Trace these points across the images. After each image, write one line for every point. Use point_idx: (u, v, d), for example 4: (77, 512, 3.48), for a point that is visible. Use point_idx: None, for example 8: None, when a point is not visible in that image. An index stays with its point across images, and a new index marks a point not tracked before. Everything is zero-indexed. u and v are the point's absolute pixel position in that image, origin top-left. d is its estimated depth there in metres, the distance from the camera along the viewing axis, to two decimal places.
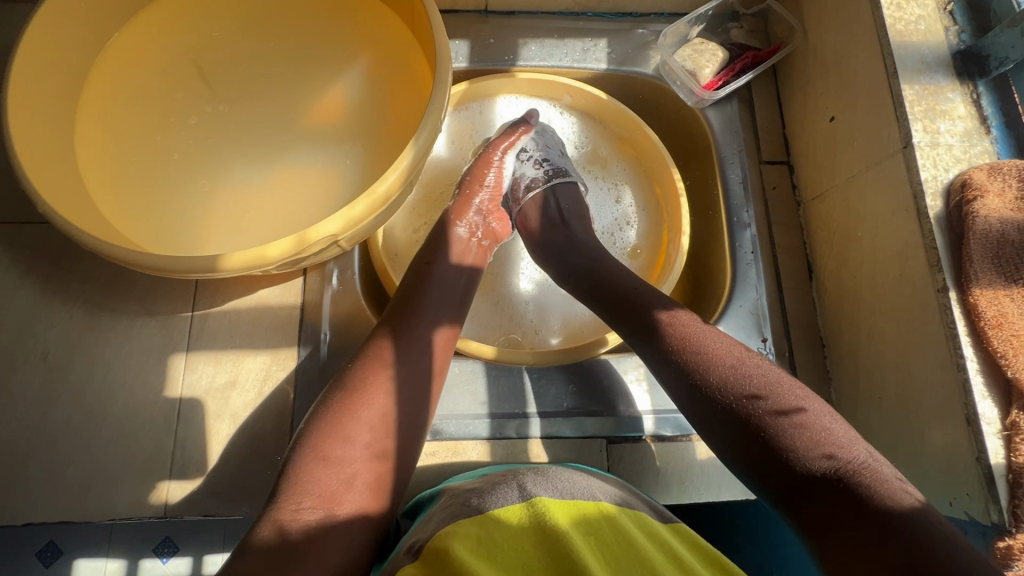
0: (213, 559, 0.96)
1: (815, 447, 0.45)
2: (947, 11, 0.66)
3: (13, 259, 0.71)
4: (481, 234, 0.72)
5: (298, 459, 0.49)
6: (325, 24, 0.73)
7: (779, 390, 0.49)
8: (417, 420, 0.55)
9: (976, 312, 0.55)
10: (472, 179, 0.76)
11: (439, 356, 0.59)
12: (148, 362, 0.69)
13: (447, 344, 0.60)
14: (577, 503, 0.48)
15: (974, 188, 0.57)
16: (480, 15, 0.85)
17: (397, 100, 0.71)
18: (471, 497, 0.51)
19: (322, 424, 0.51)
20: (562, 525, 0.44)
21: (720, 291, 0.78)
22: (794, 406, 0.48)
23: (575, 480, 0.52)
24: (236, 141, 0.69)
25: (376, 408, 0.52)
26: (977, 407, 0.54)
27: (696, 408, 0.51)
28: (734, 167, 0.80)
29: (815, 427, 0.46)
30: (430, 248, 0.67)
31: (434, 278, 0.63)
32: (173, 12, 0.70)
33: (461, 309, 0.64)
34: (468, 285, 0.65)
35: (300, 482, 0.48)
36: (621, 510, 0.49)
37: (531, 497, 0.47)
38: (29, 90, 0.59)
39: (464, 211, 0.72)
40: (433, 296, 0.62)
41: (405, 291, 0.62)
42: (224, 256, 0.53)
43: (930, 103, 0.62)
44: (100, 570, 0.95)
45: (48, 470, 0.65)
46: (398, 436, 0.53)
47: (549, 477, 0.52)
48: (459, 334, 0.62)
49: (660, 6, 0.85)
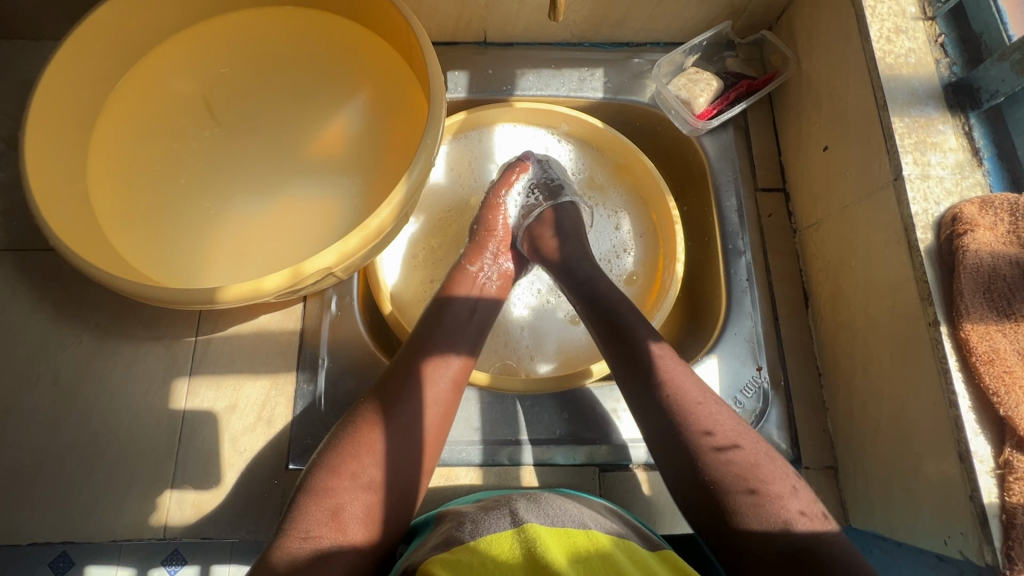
0: None
1: (741, 484, 0.51)
2: (939, 43, 0.66)
3: (27, 284, 0.74)
4: (492, 275, 0.73)
5: (300, 495, 0.54)
6: (328, 60, 0.75)
7: (726, 435, 0.54)
8: (413, 456, 0.57)
9: (967, 347, 0.54)
10: (483, 222, 0.78)
11: (441, 394, 0.61)
12: (152, 386, 0.71)
13: (452, 383, 0.62)
14: (567, 530, 0.49)
15: (965, 222, 0.56)
16: (479, 46, 0.87)
17: (395, 133, 0.73)
18: (459, 529, 0.52)
19: (326, 461, 0.55)
20: (550, 550, 0.45)
21: (715, 318, 0.78)
22: (735, 452, 0.53)
23: (568, 507, 0.53)
24: (240, 173, 0.72)
25: (370, 446, 0.55)
26: (969, 445, 0.53)
27: (664, 442, 0.55)
28: (729, 195, 0.81)
29: (749, 470, 0.51)
30: (442, 293, 0.70)
31: (442, 314, 0.66)
32: (183, 50, 0.74)
33: (474, 343, 0.66)
34: (480, 321, 0.68)
35: (299, 517, 0.52)
36: (610, 538, 0.50)
37: (522, 522, 0.49)
38: (45, 128, 0.62)
39: (475, 256, 0.74)
40: (439, 334, 0.64)
41: (416, 331, 0.65)
42: (222, 288, 0.55)
43: (921, 135, 0.62)
44: None
45: (54, 490, 0.67)
46: (391, 471, 0.55)
47: (542, 504, 0.53)
48: (472, 368, 0.65)
49: (655, 36, 0.87)
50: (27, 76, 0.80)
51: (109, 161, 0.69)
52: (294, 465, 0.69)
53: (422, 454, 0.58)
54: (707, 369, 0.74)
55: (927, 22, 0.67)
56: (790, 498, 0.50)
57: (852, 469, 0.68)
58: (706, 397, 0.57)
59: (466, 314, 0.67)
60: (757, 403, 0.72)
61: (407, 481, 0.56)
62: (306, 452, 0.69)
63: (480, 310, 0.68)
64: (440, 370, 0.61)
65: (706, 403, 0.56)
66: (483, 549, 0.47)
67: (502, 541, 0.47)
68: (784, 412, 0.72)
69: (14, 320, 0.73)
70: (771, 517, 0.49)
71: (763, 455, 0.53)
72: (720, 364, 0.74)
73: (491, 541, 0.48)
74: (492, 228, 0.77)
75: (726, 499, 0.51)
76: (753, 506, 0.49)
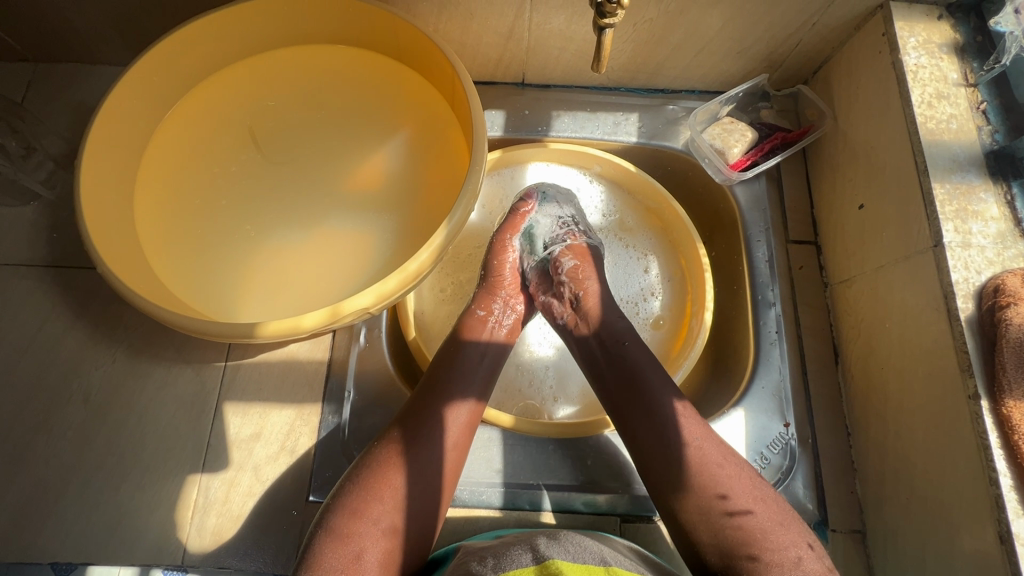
0: None
1: (748, 550, 0.52)
2: (980, 110, 0.67)
3: (66, 301, 0.76)
4: (502, 317, 0.74)
5: (321, 534, 0.53)
6: (372, 98, 0.77)
7: (739, 496, 0.55)
8: (431, 501, 0.57)
9: (1010, 425, 0.53)
10: (492, 263, 0.77)
11: (456, 438, 0.61)
12: (180, 408, 0.72)
13: (466, 425, 0.63)
14: (589, 567, 0.48)
15: (1008, 294, 0.56)
16: (517, 87, 0.89)
17: (433, 171, 0.74)
18: (476, 564, 0.51)
19: (347, 501, 0.55)
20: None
21: (742, 369, 0.77)
22: (765, 533, 0.53)
23: (586, 543, 0.52)
24: (280, 204, 0.73)
25: (391, 491, 0.55)
26: (1011, 526, 0.52)
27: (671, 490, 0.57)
28: (760, 245, 0.81)
29: (760, 536, 0.52)
30: (452, 338, 0.70)
31: (457, 360, 0.66)
32: (234, 82, 0.76)
33: (485, 387, 0.66)
34: (493, 361, 0.69)
35: (320, 559, 0.52)
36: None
37: (545, 559, 0.49)
38: (99, 156, 0.64)
39: (486, 298, 0.75)
40: (452, 377, 0.65)
41: (434, 367, 0.66)
42: (261, 323, 0.56)
43: (962, 203, 0.62)
44: None
45: (78, 509, 0.68)
46: (412, 515, 0.56)
47: (561, 539, 0.53)
48: (483, 411, 0.65)
49: (691, 85, 0.88)
50: (82, 100, 0.83)
51: (155, 188, 0.71)
52: (314, 497, 0.68)
53: (439, 499, 0.58)
54: (733, 422, 0.72)
55: (969, 89, 0.68)
56: (795, 564, 0.51)
57: (882, 536, 0.66)
58: (718, 457, 0.57)
59: (479, 356, 0.68)
60: (784, 460, 0.71)
61: (425, 523, 0.57)
62: (327, 485, 0.69)
63: (491, 354, 0.69)
64: (453, 414, 0.62)
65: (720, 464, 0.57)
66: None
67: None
68: (811, 471, 0.71)
69: (51, 336, 0.74)
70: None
71: (775, 521, 0.54)
72: (746, 418, 0.72)
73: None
74: (501, 270, 0.77)
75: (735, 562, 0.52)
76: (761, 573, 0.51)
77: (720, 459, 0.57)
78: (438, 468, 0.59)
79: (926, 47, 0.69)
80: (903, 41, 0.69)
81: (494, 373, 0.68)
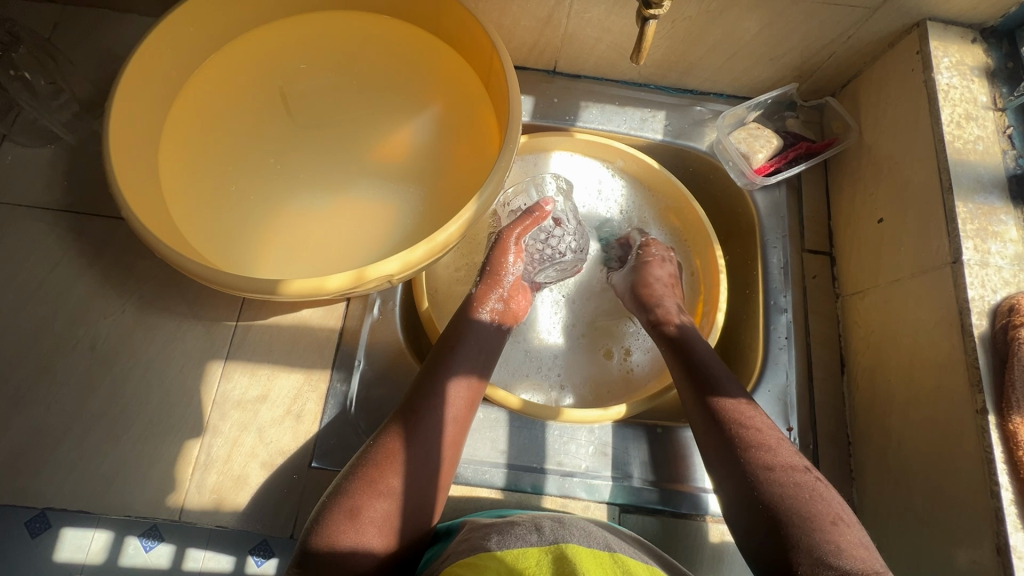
0: (194, 554, 0.69)
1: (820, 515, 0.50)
2: (1007, 135, 0.68)
3: (79, 247, 0.74)
4: (501, 311, 0.71)
5: (331, 497, 0.54)
6: (404, 69, 0.77)
7: (785, 465, 0.55)
8: (429, 468, 0.57)
9: (1016, 441, 0.55)
10: (497, 255, 0.73)
11: (455, 412, 0.61)
12: (187, 363, 0.71)
13: (467, 401, 0.63)
14: (595, 552, 0.48)
15: (1022, 314, 0.57)
16: (548, 74, 0.89)
17: (461, 148, 0.74)
18: (480, 538, 0.51)
19: (354, 469, 0.56)
20: (581, 567, 0.45)
21: (750, 371, 0.78)
22: (789, 492, 0.52)
23: (590, 529, 0.53)
24: (304, 168, 0.73)
25: (390, 456, 0.56)
26: (1009, 538, 0.53)
27: (709, 439, 0.60)
28: (776, 252, 0.82)
29: (824, 504, 0.52)
30: (453, 319, 0.69)
31: (465, 337, 0.67)
32: (266, 41, 0.75)
33: (486, 366, 0.66)
34: (491, 350, 0.68)
35: (324, 519, 0.52)
36: (640, 566, 0.49)
37: (552, 540, 0.49)
38: (130, 101, 0.63)
39: (485, 297, 0.71)
40: (458, 355, 0.65)
41: (441, 342, 0.67)
42: (285, 281, 0.55)
43: (983, 222, 0.63)
44: (83, 551, 0.68)
45: (75, 457, 0.67)
46: (406, 479, 0.55)
47: (567, 523, 0.53)
48: (483, 390, 0.65)
49: (720, 88, 0.89)
50: (111, 46, 0.82)
51: (181, 140, 0.70)
52: (317, 463, 0.68)
53: (437, 470, 0.58)
54: None
55: (997, 113, 0.69)
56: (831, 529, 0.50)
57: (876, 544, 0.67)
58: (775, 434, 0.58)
59: (486, 336, 0.68)
60: None
61: (422, 490, 0.56)
62: (331, 451, 0.69)
63: (493, 337, 0.69)
64: (446, 388, 0.62)
65: (772, 435, 0.58)
66: (510, 560, 0.46)
67: (531, 554, 0.47)
68: None
69: (61, 281, 0.73)
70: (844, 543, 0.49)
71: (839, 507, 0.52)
72: None
73: (519, 553, 0.47)
74: (503, 268, 0.73)
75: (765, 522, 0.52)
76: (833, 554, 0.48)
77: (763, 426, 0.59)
78: (434, 439, 0.58)
79: (959, 68, 0.71)
80: (937, 60, 0.70)
81: (490, 353, 0.68)
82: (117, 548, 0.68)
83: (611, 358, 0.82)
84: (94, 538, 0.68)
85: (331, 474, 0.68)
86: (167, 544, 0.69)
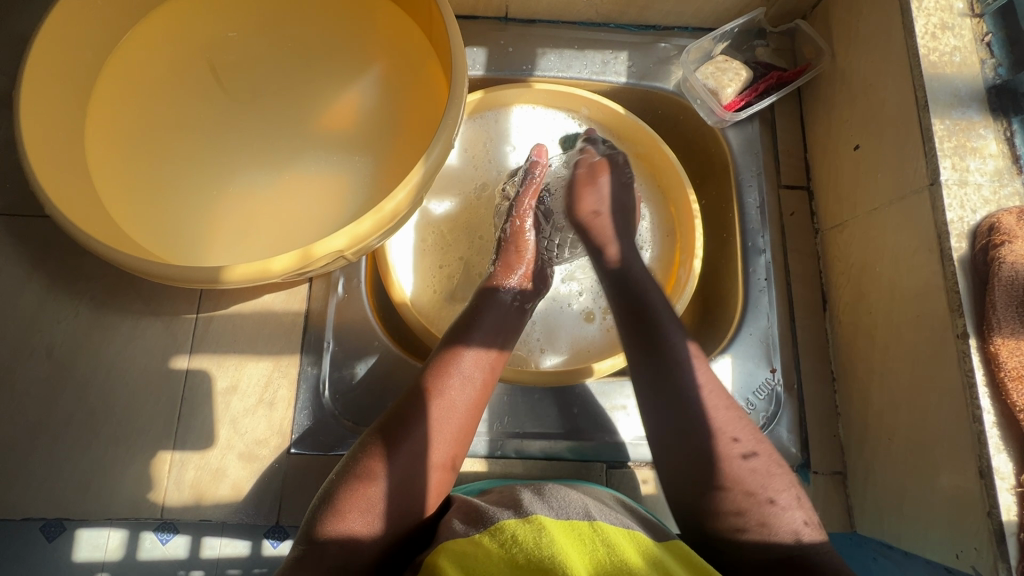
0: (209, 542, 0.72)
1: (762, 493, 0.50)
2: (985, 43, 0.64)
3: (19, 251, 0.71)
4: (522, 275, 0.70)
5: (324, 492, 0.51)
6: (342, 28, 0.72)
7: (750, 442, 0.53)
8: (421, 447, 0.53)
9: (996, 362, 0.53)
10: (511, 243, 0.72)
11: (465, 389, 0.58)
12: (151, 361, 0.69)
13: (479, 380, 0.59)
14: (573, 522, 0.46)
15: (1002, 232, 0.55)
16: (500, 22, 0.83)
17: (409, 108, 0.69)
18: (460, 523, 0.49)
19: (349, 460, 0.53)
20: (558, 539, 0.44)
21: (731, 317, 0.76)
22: (762, 481, 0.51)
23: (571, 497, 0.51)
24: (244, 145, 0.68)
25: (381, 441, 0.53)
26: (991, 461, 0.53)
27: (674, 420, 0.54)
28: (752, 191, 0.78)
29: (773, 482, 0.51)
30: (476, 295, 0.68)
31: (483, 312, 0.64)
32: (189, 13, 0.70)
33: (507, 338, 0.64)
34: (511, 320, 0.66)
35: (316, 516, 0.50)
36: (619, 531, 0.47)
37: (527, 513, 0.47)
38: (43, 85, 0.58)
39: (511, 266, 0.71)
40: (474, 334, 0.62)
41: (460, 318, 0.65)
42: (228, 268, 0.52)
43: (961, 139, 0.60)
44: (101, 549, 0.73)
45: (45, 467, 0.65)
46: (399, 462, 0.52)
47: (546, 492, 0.51)
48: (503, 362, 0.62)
49: (684, 20, 0.83)
50: (23, 31, 0.76)
51: (106, 127, 0.66)
52: (296, 449, 0.67)
53: (433, 450, 0.54)
54: (720, 368, 0.72)
55: (974, 20, 0.65)
56: (796, 508, 0.51)
57: (862, 477, 0.67)
58: (724, 403, 0.55)
59: (503, 307, 0.66)
60: (768, 406, 0.71)
61: (415, 471, 0.52)
62: (308, 437, 0.68)
63: (516, 307, 0.67)
64: (460, 360, 0.59)
65: (729, 412, 0.55)
66: (487, 542, 0.45)
67: (507, 530, 0.45)
68: (796, 416, 0.71)
69: (8, 288, 0.70)
70: (784, 528, 0.49)
71: (777, 471, 0.53)
72: (733, 364, 0.72)
73: (495, 532, 0.45)
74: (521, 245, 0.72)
75: (738, 507, 0.50)
76: (767, 522, 0.49)
77: (722, 400, 0.55)
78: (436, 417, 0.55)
79: None
80: None
81: (510, 323, 0.66)
82: (133, 544, 0.72)
83: (591, 321, 0.80)
84: (110, 536, 0.73)
85: (311, 459, 0.67)
86: (182, 535, 0.72)
